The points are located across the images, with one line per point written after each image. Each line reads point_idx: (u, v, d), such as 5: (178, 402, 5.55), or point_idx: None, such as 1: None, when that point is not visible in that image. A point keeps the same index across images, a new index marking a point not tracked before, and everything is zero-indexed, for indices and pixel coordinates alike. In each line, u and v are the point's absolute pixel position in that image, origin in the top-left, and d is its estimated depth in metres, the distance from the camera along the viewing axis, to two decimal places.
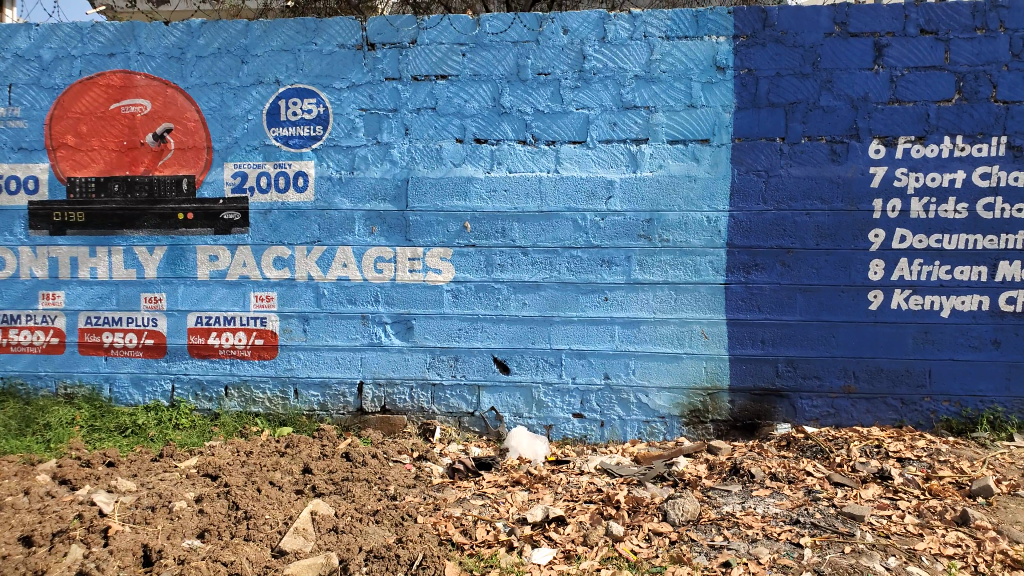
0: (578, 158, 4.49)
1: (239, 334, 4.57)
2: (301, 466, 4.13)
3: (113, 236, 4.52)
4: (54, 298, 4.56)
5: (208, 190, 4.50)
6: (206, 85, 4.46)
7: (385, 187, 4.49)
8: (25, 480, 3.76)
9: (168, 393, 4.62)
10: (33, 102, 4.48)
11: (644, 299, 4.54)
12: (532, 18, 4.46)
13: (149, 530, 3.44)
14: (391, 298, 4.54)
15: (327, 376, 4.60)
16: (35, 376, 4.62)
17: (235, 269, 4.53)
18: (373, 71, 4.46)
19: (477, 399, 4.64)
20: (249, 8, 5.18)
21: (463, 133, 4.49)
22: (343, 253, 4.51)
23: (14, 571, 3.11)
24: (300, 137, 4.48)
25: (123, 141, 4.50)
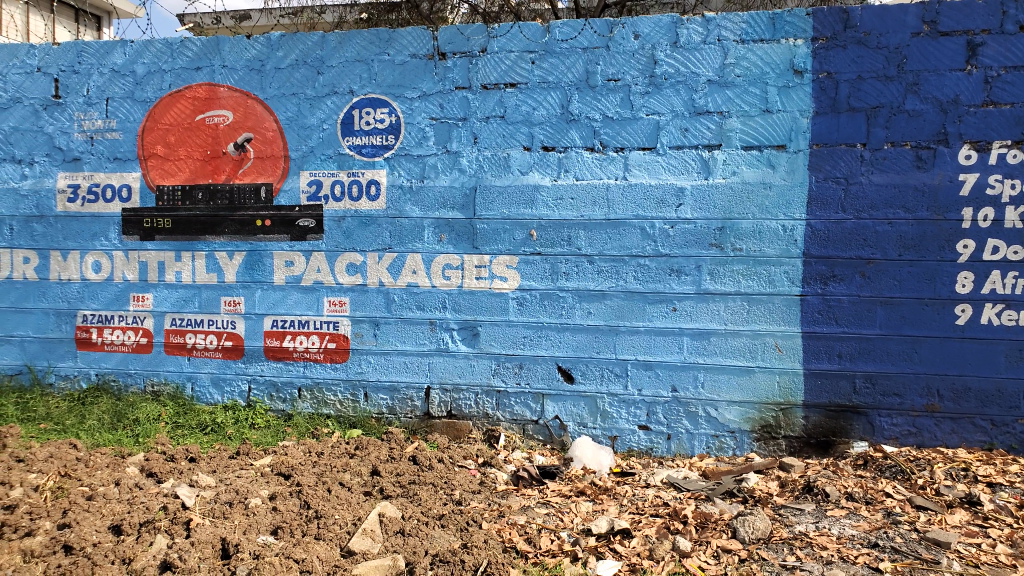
0: (648, 164, 4.42)
1: (313, 337, 4.71)
2: (370, 468, 4.22)
3: (197, 241, 4.72)
4: (143, 300, 4.80)
5: (286, 197, 4.65)
6: (285, 96, 4.61)
7: (453, 195, 4.53)
8: (116, 472, 4.00)
9: (246, 393, 4.80)
10: (127, 114, 4.73)
11: (715, 310, 4.43)
12: (602, 24, 4.42)
13: (227, 524, 3.59)
14: (458, 305, 4.59)
15: (395, 380, 4.68)
16: (126, 374, 4.87)
17: (309, 274, 4.66)
18: (443, 80, 4.51)
19: (542, 408, 4.62)
20: (325, 20, 5.34)
21: (532, 141, 4.49)
22: (413, 260, 4.59)
23: (105, 558, 3.29)
24: (373, 146, 4.57)
25: (207, 151, 4.71)
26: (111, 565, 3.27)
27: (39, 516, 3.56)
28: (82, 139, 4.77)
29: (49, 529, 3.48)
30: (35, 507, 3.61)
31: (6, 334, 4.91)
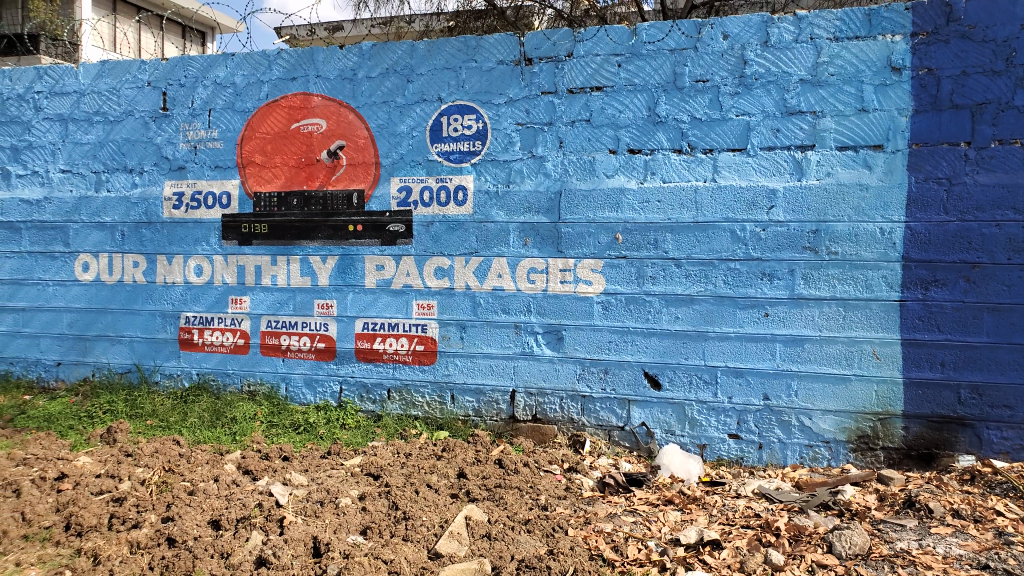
0: (738, 166, 4.33)
1: (401, 340, 4.78)
2: (456, 470, 4.24)
3: (292, 246, 4.87)
4: (241, 302, 4.98)
5: (376, 204, 4.75)
6: (375, 104, 4.72)
7: (538, 199, 4.54)
8: (215, 469, 4.14)
9: (337, 394, 4.91)
10: (228, 124, 4.94)
11: (810, 315, 4.28)
12: (690, 25, 4.37)
13: (319, 522, 3.65)
14: (543, 309, 4.58)
15: (481, 383, 4.70)
16: (224, 374, 5.04)
17: (398, 278, 4.75)
18: (530, 86, 4.55)
19: (628, 413, 4.56)
20: (412, 29, 5.43)
21: (618, 144, 4.46)
22: (498, 264, 4.61)
23: (205, 552, 3.39)
24: (460, 152, 4.63)
25: (302, 158, 4.86)
26: (211, 558, 3.36)
27: (145, 508, 3.72)
28: (186, 148, 5.00)
29: (154, 521, 3.63)
30: (141, 500, 3.78)
31: (116, 334, 5.17)
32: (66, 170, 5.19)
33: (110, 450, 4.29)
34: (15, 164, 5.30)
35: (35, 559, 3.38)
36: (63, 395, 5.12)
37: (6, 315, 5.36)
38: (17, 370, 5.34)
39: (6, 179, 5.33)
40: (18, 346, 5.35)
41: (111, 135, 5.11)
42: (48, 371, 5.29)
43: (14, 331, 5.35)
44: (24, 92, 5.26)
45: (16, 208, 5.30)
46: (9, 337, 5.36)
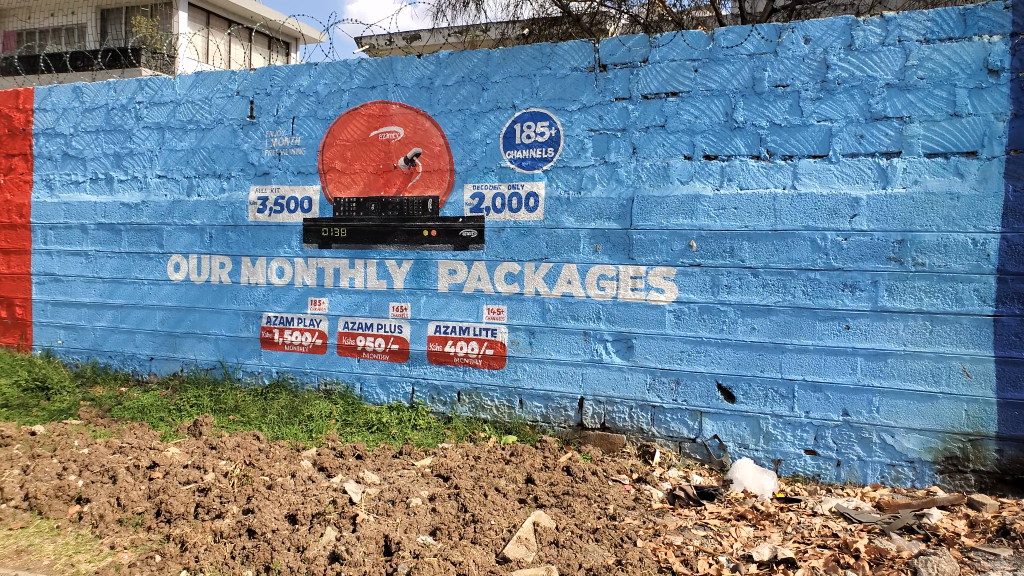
0: (820, 173, 4.20)
1: (471, 343, 4.83)
2: (524, 475, 4.25)
3: (369, 250, 5.00)
4: (320, 303, 5.13)
5: (450, 209, 4.83)
6: (451, 112, 4.81)
7: (610, 206, 4.52)
8: (293, 464, 4.29)
9: (409, 395, 5.00)
10: (310, 132, 5.12)
11: (894, 328, 4.10)
12: (771, 29, 4.27)
13: (390, 521, 3.72)
14: (613, 316, 4.55)
15: (550, 390, 4.71)
16: (302, 372, 5.21)
17: (470, 282, 4.80)
18: (604, 92, 4.54)
19: (699, 425, 4.48)
20: (487, 38, 5.52)
21: (693, 150, 4.40)
22: (568, 270, 4.61)
23: (282, 544, 3.51)
24: (532, 158, 4.66)
25: (380, 165, 4.99)
26: (288, 551, 3.48)
27: (228, 499, 3.88)
28: (270, 155, 5.21)
29: (236, 512, 3.78)
30: (224, 491, 3.95)
31: (203, 332, 5.42)
32: (162, 176, 5.48)
33: (196, 442, 4.51)
34: (116, 170, 5.63)
35: (128, 542, 3.60)
36: (154, 388, 5.41)
37: (106, 311, 5.70)
38: (114, 363, 5.68)
39: (109, 184, 5.67)
40: (116, 341, 5.68)
41: (203, 142, 5.37)
42: (141, 365, 5.60)
43: (112, 327, 5.68)
44: (127, 103, 5.59)
45: (117, 211, 5.63)
46: (108, 332, 5.70)
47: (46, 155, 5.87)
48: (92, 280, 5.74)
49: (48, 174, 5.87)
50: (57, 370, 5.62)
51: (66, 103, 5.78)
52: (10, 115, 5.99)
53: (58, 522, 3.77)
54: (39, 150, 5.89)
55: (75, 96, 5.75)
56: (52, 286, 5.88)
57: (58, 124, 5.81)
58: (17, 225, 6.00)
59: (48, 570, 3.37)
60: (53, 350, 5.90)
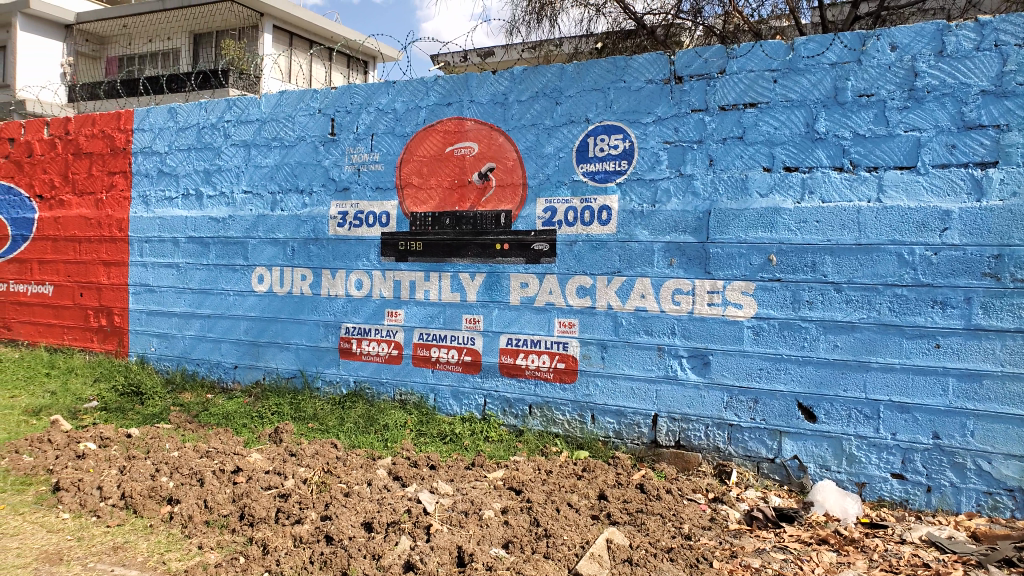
0: (907, 185, 4.02)
1: (543, 357, 4.84)
2: (597, 491, 4.22)
3: (443, 263, 5.08)
4: (396, 315, 5.24)
5: (523, 223, 4.86)
6: (525, 126, 4.85)
7: (686, 219, 4.46)
8: (369, 472, 4.38)
9: (481, 406, 5.04)
10: (388, 148, 5.25)
11: (990, 348, 3.88)
12: (855, 37, 4.14)
13: (463, 533, 3.75)
14: (688, 332, 4.47)
15: (623, 405, 4.67)
16: (379, 382, 5.33)
17: (542, 295, 4.82)
18: (680, 104, 4.49)
19: (779, 445, 4.35)
20: (561, 53, 5.57)
21: (773, 162, 4.30)
22: (642, 284, 4.56)
23: (358, 552, 3.58)
24: (605, 171, 4.64)
25: (455, 180, 5.07)
26: (364, 558, 3.54)
27: (307, 506, 3.98)
28: (351, 170, 5.36)
29: (314, 519, 3.88)
30: (304, 497, 4.06)
31: (285, 342, 5.61)
32: (248, 192, 5.72)
33: (277, 449, 4.66)
34: (206, 186, 5.91)
35: (214, 544, 3.75)
36: (238, 395, 5.63)
37: (195, 321, 5.98)
38: (202, 370, 5.95)
39: (199, 200, 5.95)
40: (203, 349, 5.95)
41: (287, 159, 5.58)
42: (227, 372, 5.84)
43: (200, 336, 5.96)
44: (217, 121, 5.86)
45: (206, 225, 5.90)
46: (197, 340, 5.97)
47: (143, 172, 6.22)
48: (183, 291, 6.03)
49: (144, 190, 6.22)
50: (151, 376, 5.93)
51: (161, 123, 6.11)
52: (112, 135, 6.37)
53: (151, 521, 3.96)
54: (137, 168, 6.25)
55: (170, 117, 6.07)
56: (147, 297, 6.22)
57: (154, 143, 6.14)
58: (117, 238, 6.37)
59: (142, 567, 3.53)
60: (147, 357, 6.23)
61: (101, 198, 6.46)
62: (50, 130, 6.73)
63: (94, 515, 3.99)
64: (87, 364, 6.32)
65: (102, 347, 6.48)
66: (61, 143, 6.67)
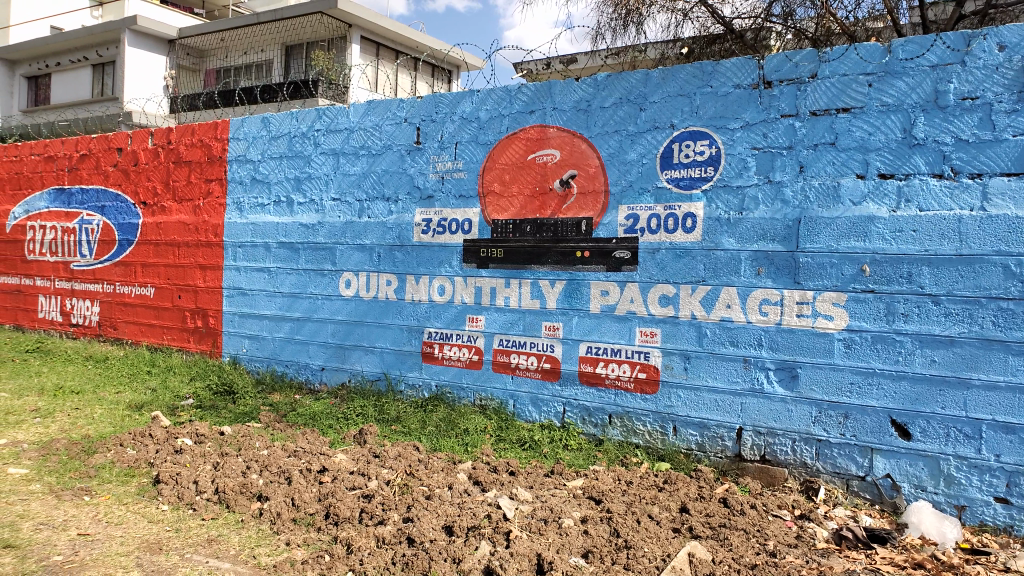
0: (1015, 192, 3.78)
1: (624, 366, 4.80)
2: (679, 504, 4.13)
3: (523, 270, 5.11)
4: (477, 321, 5.29)
5: (604, 231, 4.84)
6: (608, 133, 4.84)
7: (774, 227, 4.34)
8: (450, 476, 4.44)
9: (560, 414, 5.05)
10: (471, 156, 5.32)
11: None
12: (958, 37, 3.94)
13: (542, 541, 3.72)
14: (776, 343, 4.35)
15: (706, 418, 4.58)
16: (459, 387, 5.40)
17: (623, 304, 4.78)
18: (769, 109, 4.39)
19: (869, 463, 4.17)
20: (647, 58, 5.66)
21: (867, 169, 4.14)
22: (727, 294, 4.47)
23: (439, 555, 3.60)
24: (690, 178, 4.57)
25: (536, 188, 5.09)
26: (445, 562, 3.55)
27: (390, 507, 4.05)
28: (435, 178, 5.45)
29: (396, 520, 3.93)
30: (387, 499, 4.13)
31: (370, 345, 5.76)
32: (336, 199, 5.89)
33: (361, 450, 4.77)
34: (298, 193, 6.12)
35: (301, 541, 3.85)
36: (325, 396, 5.79)
37: (285, 324, 6.20)
38: (291, 371, 6.16)
39: (290, 206, 6.17)
40: (292, 351, 6.17)
41: (374, 167, 5.72)
42: (314, 374, 6.03)
43: (289, 337, 6.18)
44: (307, 130, 6.06)
45: (296, 231, 6.11)
46: (286, 342, 6.19)
47: (238, 180, 6.49)
48: (274, 294, 6.26)
49: (238, 198, 6.48)
50: (243, 376, 6.18)
51: (255, 132, 6.37)
52: (209, 144, 6.68)
53: (242, 516, 4.10)
54: (232, 175, 6.53)
55: (263, 126, 6.31)
56: (239, 299, 6.48)
57: (248, 151, 6.40)
58: (212, 243, 6.66)
59: (234, 560, 3.65)
60: (238, 357, 6.51)
61: (198, 205, 6.78)
62: (154, 140, 7.12)
63: (191, 508, 4.17)
64: (184, 363, 6.65)
65: (198, 347, 6.79)
66: (163, 152, 7.03)
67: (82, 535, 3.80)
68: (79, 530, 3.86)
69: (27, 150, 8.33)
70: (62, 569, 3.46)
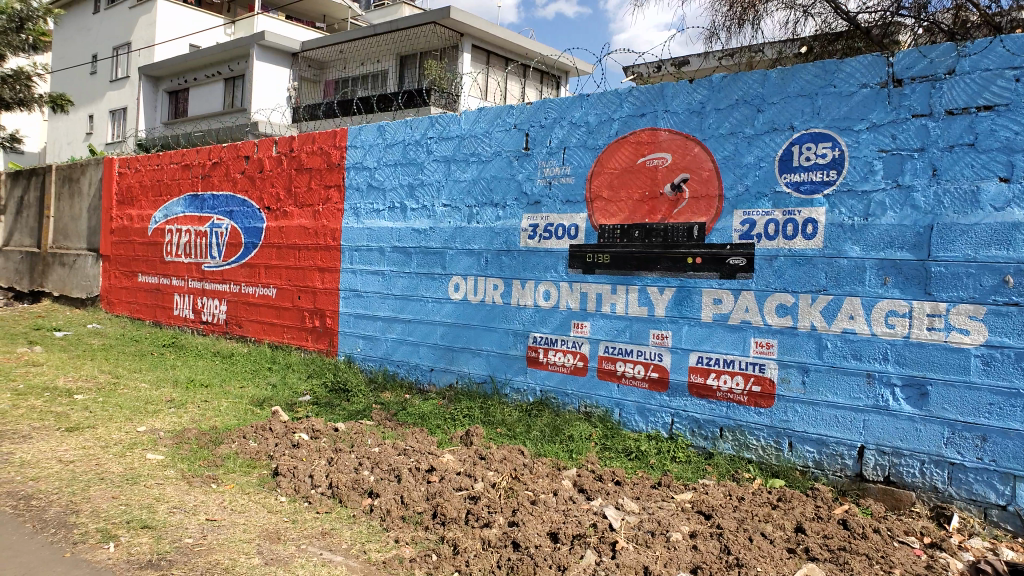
0: None
1: (737, 378, 4.64)
2: (794, 523, 3.90)
3: (632, 276, 5.03)
4: (582, 327, 5.27)
5: (717, 236, 4.70)
6: (723, 136, 4.71)
7: (904, 234, 4.06)
8: (555, 482, 4.41)
9: (668, 425, 4.93)
10: (580, 161, 5.32)
11: None
12: None
13: (650, 553, 3.60)
14: (903, 358, 4.06)
15: (825, 434, 4.35)
16: (564, 393, 5.39)
17: (737, 313, 4.62)
18: (898, 109, 4.12)
19: (1012, 491, 3.79)
20: (765, 57, 5.56)
21: (1011, 171, 3.78)
22: (850, 304, 4.23)
23: (544, 561, 3.54)
24: (811, 182, 4.37)
25: (645, 192, 5.02)
26: (549, 569, 3.49)
27: (495, 510, 4.05)
28: (543, 184, 5.48)
29: (502, 524, 3.92)
30: (492, 502, 4.15)
31: (477, 348, 5.84)
32: (447, 205, 6.03)
33: (468, 451, 4.84)
34: (411, 199, 6.30)
35: (409, 539, 3.91)
36: (434, 397, 5.91)
37: (397, 325, 6.40)
38: (402, 371, 6.35)
39: (404, 212, 6.36)
40: (403, 352, 6.35)
41: (483, 173, 5.82)
42: (424, 375, 6.18)
43: (401, 338, 6.37)
44: (420, 138, 6.24)
45: (410, 236, 6.29)
46: (398, 343, 6.38)
47: (355, 186, 6.75)
48: (387, 296, 6.47)
49: (355, 203, 6.75)
50: (357, 374, 6.41)
51: (372, 140, 6.62)
52: (329, 152, 7.00)
53: (354, 511, 4.22)
54: (350, 182, 6.80)
55: (380, 134, 6.54)
56: (355, 301, 6.73)
57: (365, 158, 6.66)
58: (330, 246, 6.97)
59: (346, 554, 3.75)
60: (353, 356, 6.76)
61: (318, 210, 7.10)
62: (278, 149, 7.52)
63: (306, 501, 4.34)
64: (302, 361, 6.98)
65: (315, 345, 7.11)
66: (286, 159, 7.43)
67: (210, 520, 4.02)
68: (208, 515, 4.08)
69: (167, 159, 8.99)
70: (192, 551, 3.67)
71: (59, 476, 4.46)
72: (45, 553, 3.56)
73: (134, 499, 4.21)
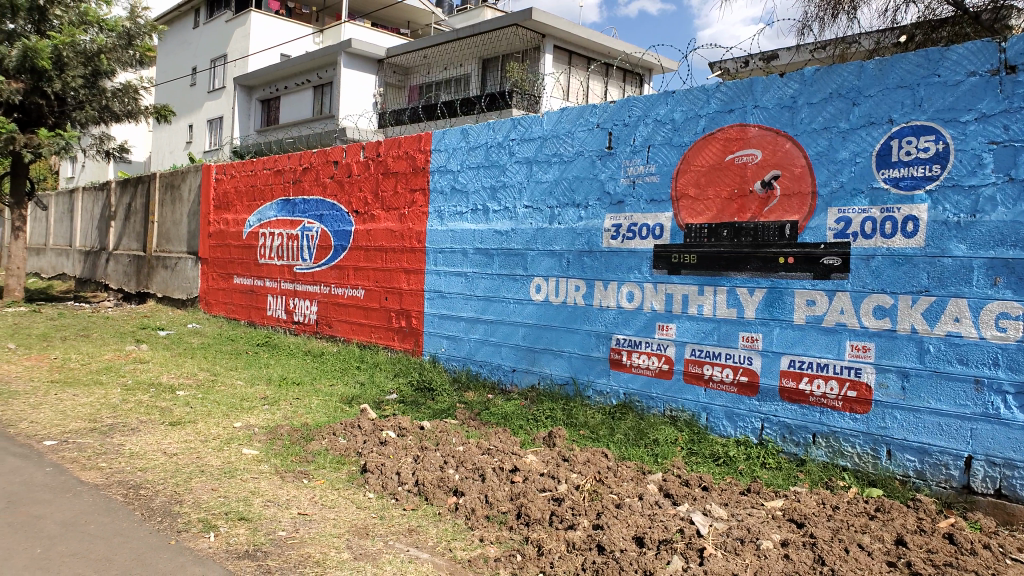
0: None
1: (831, 383, 4.46)
2: (894, 535, 3.70)
3: (720, 277, 4.91)
4: (667, 329, 5.18)
5: (811, 235, 4.53)
6: (816, 131, 4.55)
7: (1017, 231, 3.80)
8: (640, 486, 4.35)
9: (759, 431, 4.79)
10: (665, 159, 5.24)
11: None
12: None
13: (739, 561, 3.49)
14: (1016, 363, 3.79)
15: (927, 443, 4.12)
16: (649, 396, 5.31)
17: (832, 315, 4.44)
18: (1011, 98, 3.86)
19: None
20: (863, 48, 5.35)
21: None
22: (956, 306, 3.99)
23: (630, 565, 3.48)
24: (912, 177, 4.15)
25: (734, 190, 4.89)
26: (635, 572, 3.42)
27: (580, 513, 4.03)
28: (626, 184, 5.44)
29: (586, 526, 3.89)
30: (577, 504, 4.12)
31: (559, 349, 5.84)
32: (529, 206, 6.05)
33: (551, 452, 4.84)
34: (492, 201, 6.36)
35: (494, 538, 3.93)
36: (517, 397, 5.94)
37: (479, 325, 6.46)
38: (484, 372, 6.41)
39: (486, 214, 6.41)
40: (485, 352, 6.40)
41: (566, 173, 5.81)
42: (507, 375, 6.22)
43: (483, 339, 6.42)
44: (502, 140, 6.28)
45: (492, 238, 6.34)
46: (481, 343, 6.45)
47: (439, 189, 6.86)
48: (470, 297, 6.54)
49: (439, 206, 6.86)
50: (441, 374, 6.51)
51: (455, 143, 6.70)
52: (413, 156, 7.15)
53: (439, 509, 4.26)
54: (435, 185, 6.91)
55: (463, 137, 6.63)
56: (438, 302, 6.84)
57: (448, 162, 6.76)
58: (416, 249, 7.10)
59: (432, 551, 3.77)
60: (437, 356, 6.87)
61: (404, 213, 7.25)
62: (364, 153, 7.73)
63: (394, 497, 4.42)
64: (389, 360, 7.15)
65: (401, 346, 7.26)
66: (372, 164, 7.63)
67: (302, 514, 4.15)
68: (299, 509, 4.22)
69: (259, 164, 9.39)
70: (285, 543, 3.79)
71: (165, 467, 4.70)
72: (152, 540, 3.75)
73: (232, 491, 4.39)
